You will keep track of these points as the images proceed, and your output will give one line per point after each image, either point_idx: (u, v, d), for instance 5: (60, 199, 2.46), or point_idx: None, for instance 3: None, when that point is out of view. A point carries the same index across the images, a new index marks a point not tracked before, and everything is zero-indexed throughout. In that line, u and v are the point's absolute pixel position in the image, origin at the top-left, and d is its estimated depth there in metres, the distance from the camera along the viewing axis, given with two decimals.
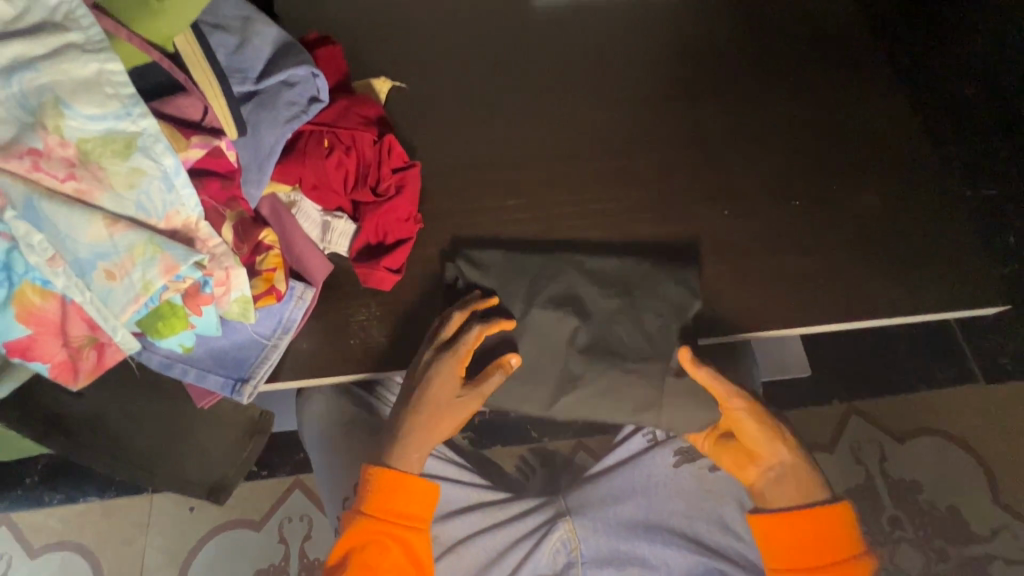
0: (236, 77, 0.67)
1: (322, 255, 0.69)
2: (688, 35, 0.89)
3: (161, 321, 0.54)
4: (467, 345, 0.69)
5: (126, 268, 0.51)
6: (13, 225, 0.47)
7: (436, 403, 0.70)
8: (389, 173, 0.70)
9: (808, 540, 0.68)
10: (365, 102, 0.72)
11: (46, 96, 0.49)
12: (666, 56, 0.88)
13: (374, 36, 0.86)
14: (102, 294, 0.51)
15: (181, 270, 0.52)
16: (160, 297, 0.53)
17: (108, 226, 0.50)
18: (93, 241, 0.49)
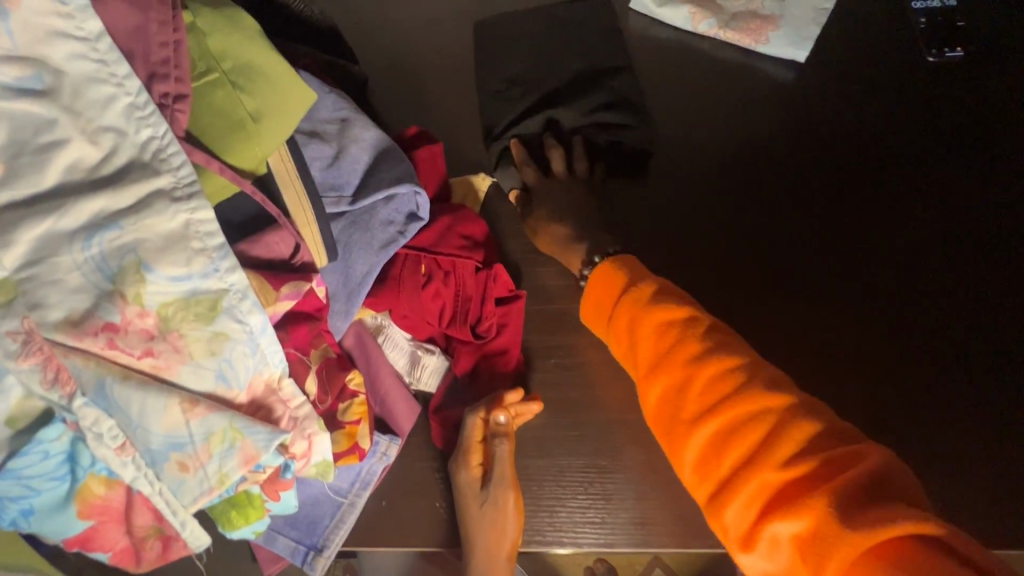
0: (330, 196, 0.58)
1: (408, 398, 0.61)
2: (851, 128, 0.72)
3: (235, 509, 0.47)
4: (472, 436, 0.54)
5: (201, 459, 0.43)
6: (81, 413, 0.40)
7: (471, 517, 0.53)
8: (492, 308, 0.60)
9: (715, 440, 0.48)
10: (468, 218, 0.63)
11: (127, 259, 0.42)
12: (825, 153, 0.71)
13: (472, 127, 0.77)
14: (172, 485, 0.43)
15: (261, 458, 0.45)
16: (236, 487, 0.45)
17: (185, 411, 0.42)
18: (169, 430, 0.42)
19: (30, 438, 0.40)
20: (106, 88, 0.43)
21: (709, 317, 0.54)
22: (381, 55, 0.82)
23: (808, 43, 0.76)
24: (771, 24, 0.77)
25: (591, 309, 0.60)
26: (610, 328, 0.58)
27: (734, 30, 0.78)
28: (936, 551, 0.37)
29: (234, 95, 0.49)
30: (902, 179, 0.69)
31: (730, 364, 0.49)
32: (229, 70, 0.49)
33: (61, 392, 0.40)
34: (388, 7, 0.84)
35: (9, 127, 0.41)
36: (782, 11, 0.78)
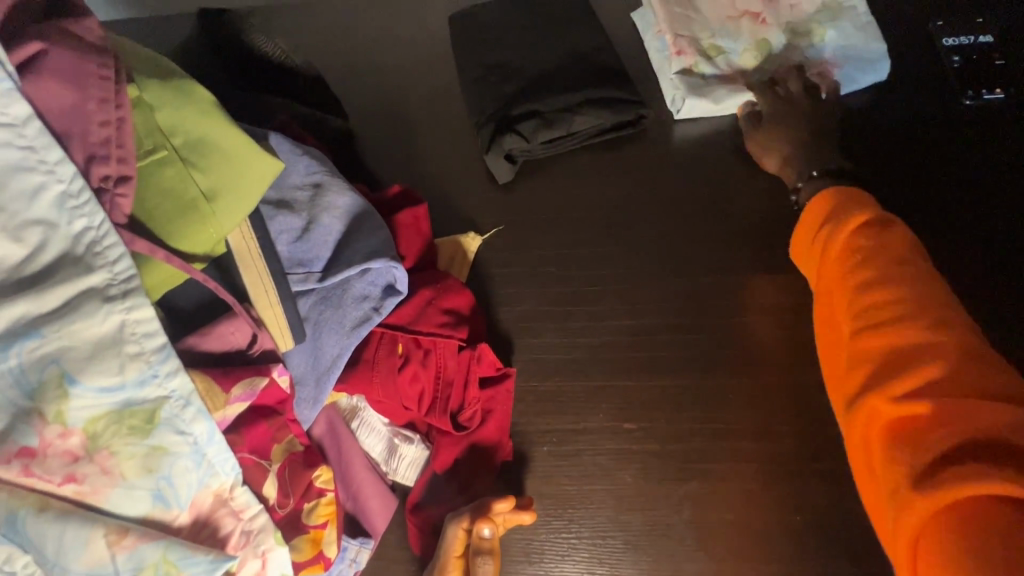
0: (297, 272, 0.53)
1: (384, 492, 0.55)
2: (874, 181, 0.68)
3: None
4: (453, 552, 0.48)
5: None
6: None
7: None
8: (476, 393, 0.55)
9: (849, 370, 0.48)
10: (451, 291, 0.57)
11: (49, 371, 0.37)
12: None
13: (464, 180, 0.72)
14: None
15: None
16: None
17: (111, 544, 0.37)
18: (90, 568, 0.37)
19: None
20: (35, 177, 0.39)
21: (907, 252, 0.49)
22: (371, 102, 0.78)
23: (887, 64, 0.72)
24: (834, 67, 0.72)
25: (800, 236, 0.58)
26: (808, 255, 0.57)
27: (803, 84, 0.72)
28: (1015, 518, 0.35)
29: (186, 173, 0.45)
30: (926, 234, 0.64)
31: (889, 299, 0.47)
32: (181, 145, 0.45)
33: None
34: (378, 52, 0.81)
35: None
36: (829, 53, 0.73)
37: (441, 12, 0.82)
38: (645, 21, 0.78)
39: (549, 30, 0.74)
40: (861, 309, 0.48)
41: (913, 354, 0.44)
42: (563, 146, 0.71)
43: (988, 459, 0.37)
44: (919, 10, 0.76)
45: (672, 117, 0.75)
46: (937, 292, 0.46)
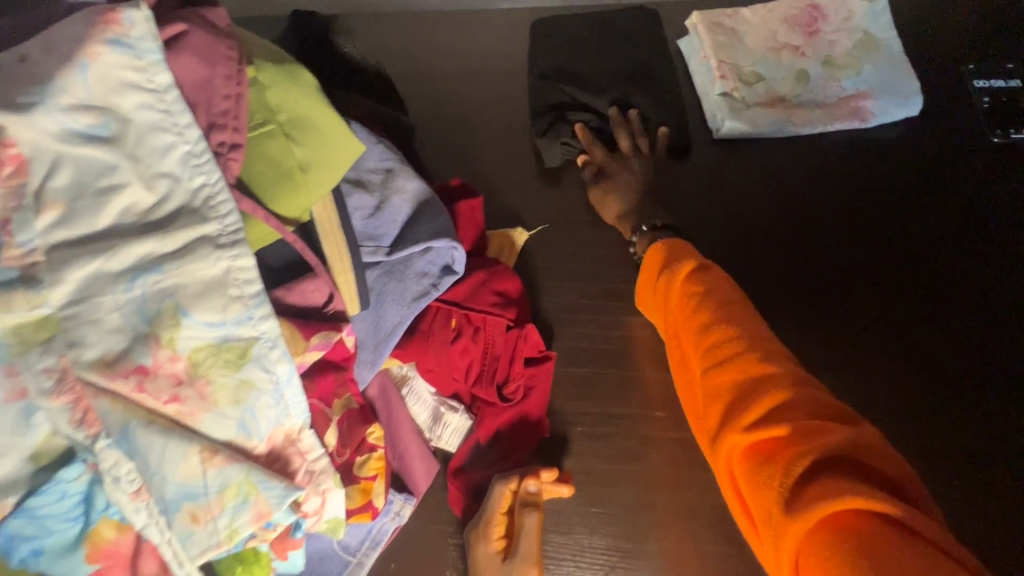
0: (368, 245, 0.59)
1: (427, 456, 0.59)
2: (895, 209, 0.74)
3: (240, 565, 0.45)
4: (500, 507, 0.52)
5: (213, 512, 0.42)
6: (102, 455, 0.40)
7: None
8: (521, 369, 0.59)
9: (706, 406, 0.50)
10: (503, 275, 0.62)
11: (166, 303, 0.43)
12: (866, 235, 0.73)
13: (516, 183, 0.79)
14: (181, 535, 0.42)
15: (273, 515, 0.44)
16: (245, 544, 0.44)
17: (203, 460, 0.42)
18: (184, 479, 0.42)
19: (47, 476, 0.40)
20: (167, 136, 0.45)
21: (732, 293, 0.54)
22: (433, 107, 0.85)
23: (920, 99, 0.77)
24: (867, 98, 0.77)
25: (641, 286, 0.63)
26: (652, 304, 0.62)
27: (838, 116, 0.77)
28: (880, 528, 0.37)
29: (287, 146, 0.51)
30: (940, 262, 0.71)
31: (721, 333, 0.51)
32: (285, 121, 0.51)
33: (86, 432, 0.40)
34: (443, 63, 0.88)
35: (73, 169, 0.42)
36: (862, 85, 0.78)
37: (503, 34, 0.90)
38: (691, 48, 0.84)
39: (610, 64, 0.83)
40: (701, 342, 0.51)
41: (751, 383, 0.47)
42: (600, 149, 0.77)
43: (850, 476, 0.40)
44: (949, 55, 0.82)
45: (712, 135, 0.80)
46: (767, 337, 0.50)
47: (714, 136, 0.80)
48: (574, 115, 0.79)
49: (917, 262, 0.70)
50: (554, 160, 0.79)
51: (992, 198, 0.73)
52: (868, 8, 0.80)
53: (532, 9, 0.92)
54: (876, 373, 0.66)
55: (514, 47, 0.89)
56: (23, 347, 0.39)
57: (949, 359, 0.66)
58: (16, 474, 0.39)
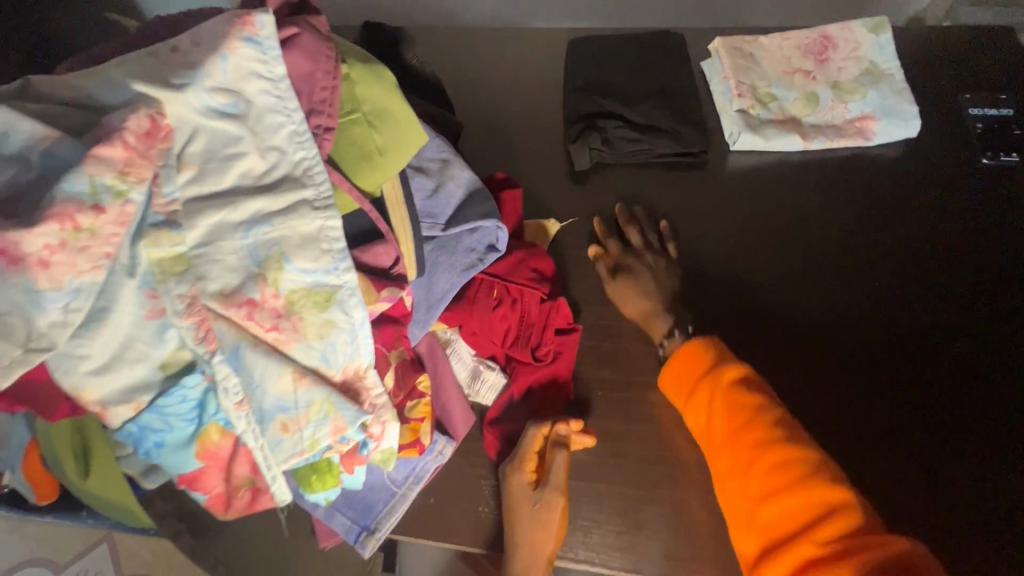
0: (426, 221, 0.68)
1: (467, 408, 0.67)
2: (890, 219, 0.82)
3: (316, 474, 0.54)
4: (532, 446, 0.60)
5: (300, 423, 0.52)
6: (217, 368, 0.49)
7: (518, 515, 0.60)
8: (552, 336, 0.68)
9: (772, 498, 0.53)
10: (539, 255, 0.71)
11: (272, 250, 0.52)
12: (863, 241, 0.81)
13: (550, 180, 0.89)
14: (272, 442, 0.52)
15: (347, 431, 0.53)
16: (322, 453, 0.54)
17: (295, 380, 0.51)
18: (280, 394, 0.51)
19: (173, 382, 0.49)
20: (278, 117, 0.55)
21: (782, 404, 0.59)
22: (478, 110, 0.96)
23: (919, 121, 0.85)
24: (872, 119, 0.85)
25: (672, 380, 0.65)
26: (686, 400, 0.64)
27: (843, 135, 0.86)
28: None
29: (369, 131, 0.61)
30: (928, 266, 0.79)
31: (788, 445, 0.55)
32: (368, 111, 0.61)
33: (206, 348, 0.49)
34: (489, 75, 0.99)
35: (207, 138, 0.52)
36: (868, 106, 0.86)
37: (543, 51, 1.01)
38: (712, 70, 0.93)
39: (638, 81, 0.93)
40: (767, 444, 0.55)
41: (818, 494, 0.51)
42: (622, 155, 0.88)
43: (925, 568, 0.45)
44: (947, 84, 0.90)
45: (729, 147, 0.89)
46: (799, 428, 0.57)
47: (729, 148, 0.89)
48: (603, 125, 0.88)
49: (912, 269, 0.78)
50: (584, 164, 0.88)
51: (982, 213, 0.81)
52: (873, 40, 0.89)
53: (570, 30, 1.03)
54: (866, 362, 0.74)
55: (553, 64, 1.00)
56: (163, 275, 0.48)
57: (933, 352, 0.74)
58: (149, 378, 0.48)
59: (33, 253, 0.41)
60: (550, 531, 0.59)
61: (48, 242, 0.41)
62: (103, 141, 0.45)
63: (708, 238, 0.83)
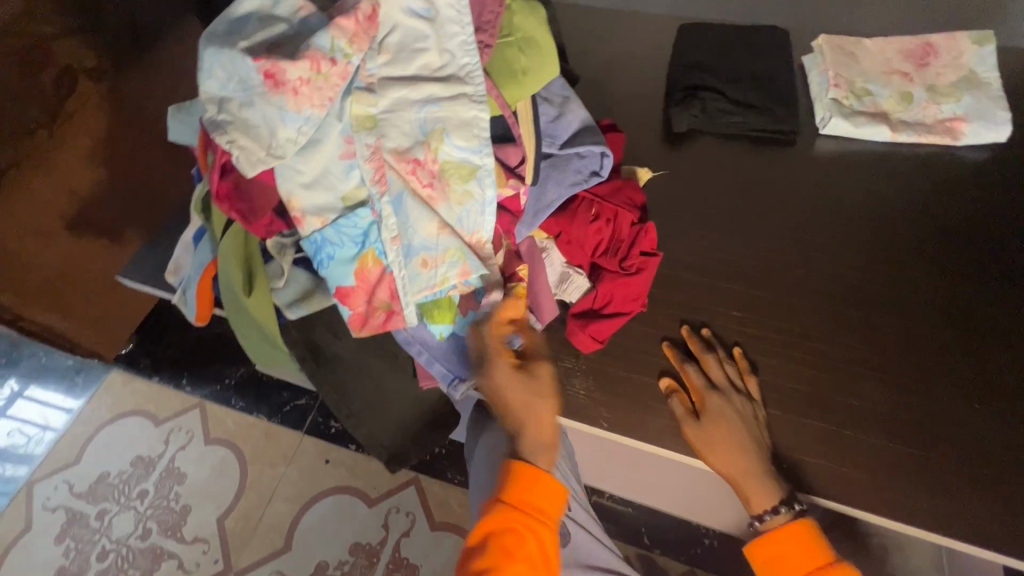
0: (546, 140, 0.81)
1: (553, 301, 0.79)
2: (967, 212, 0.87)
3: (438, 309, 0.69)
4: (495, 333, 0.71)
5: (437, 262, 0.65)
6: (383, 207, 0.63)
7: (517, 403, 0.70)
8: (637, 253, 0.78)
9: None
10: (634, 188, 0.82)
11: (436, 126, 0.65)
12: (937, 226, 0.86)
13: (647, 138, 1.00)
14: (411, 274, 0.65)
15: (470, 277, 0.66)
16: (446, 292, 0.68)
17: (438, 229, 0.65)
18: (425, 237, 0.65)
19: (350, 212, 0.64)
20: (455, 27, 0.66)
21: None
22: (589, 74, 1.08)
23: (1010, 127, 0.90)
24: (962, 120, 0.91)
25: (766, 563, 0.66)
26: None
27: (933, 133, 0.92)
28: None
29: (517, 53, 0.74)
30: (998, 257, 0.83)
31: None
32: (520, 38, 0.74)
33: (378, 189, 0.63)
34: (604, 46, 1.11)
35: (402, 33, 0.65)
36: (960, 109, 0.92)
37: (655, 32, 1.13)
38: (812, 62, 1.01)
39: (742, 64, 1.02)
40: None
41: None
42: (715, 128, 0.98)
43: None
44: None
45: (818, 131, 0.96)
46: None
47: (818, 132, 0.97)
48: (703, 99, 0.98)
49: (985, 259, 0.83)
50: (680, 128, 0.98)
51: None
52: (975, 51, 0.94)
53: (682, 17, 1.14)
54: (926, 328, 0.79)
55: (663, 42, 1.11)
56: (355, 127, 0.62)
57: (993, 332, 0.78)
58: (336, 203, 0.64)
59: (291, 81, 0.56)
60: (546, 406, 0.71)
61: (301, 75, 0.56)
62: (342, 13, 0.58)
63: (788, 206, 0.91)
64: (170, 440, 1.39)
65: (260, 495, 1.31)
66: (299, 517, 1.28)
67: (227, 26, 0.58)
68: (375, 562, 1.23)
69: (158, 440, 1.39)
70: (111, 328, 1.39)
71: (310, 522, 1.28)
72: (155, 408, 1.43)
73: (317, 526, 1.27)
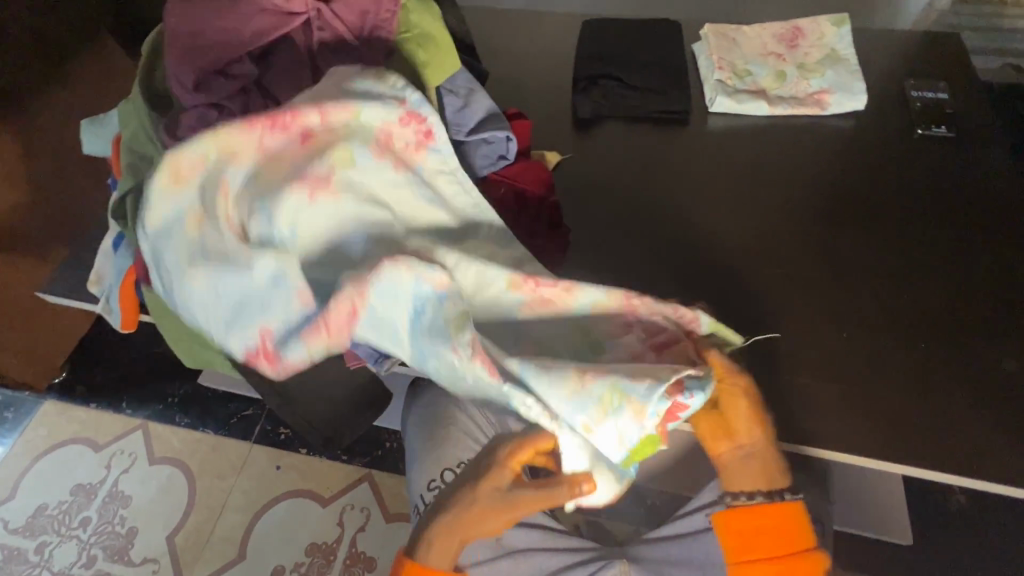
0: (453, 128, 0.84)
1: None
2: (839, 172, 0.98)
3: (640, 450, 0.67)
4: (509, 456, 0.71)
5: (637, 404, 0.61)
6: (547, 397, 0.62)
7: (468, 504, 0.72)
8: (543, 228, 0.87)
9: None
10: (541, 167, 0.89)
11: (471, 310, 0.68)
12: (811, 184, 0.97)
13: (555, 125, 1.07)
14: (619, 420, 0.62)
15: (687, 386, 0.64)
16: (659, 407, 0.62)
17: (579, 379, 0.62)
18: (574, 392, 0.61)
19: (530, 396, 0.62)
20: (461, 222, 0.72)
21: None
22: (500, 70, 1.15)
23: (865, 97, 1.02)
24: (827, 93, 1.03)
25: (737, 526, 0.71)
26: (739, 534, 0.71)
27: (804, 105, 1.03)
28: None
29: (416, 48, 0.79)
30: (864, 209, 0.94)
31: None
32: (418, 33, 0.80)
33: (536, 377, 0.62)
34: (515, 44, 1.19)
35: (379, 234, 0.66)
36: (825, 83, 1.04)
37: (561, 29, 1.21)
38: (699, 49, 1.11)
39: (637, 52, 1.10)
40: None
41: None
42: (616, 111, 1.06)
43: None
44: (895, 76, 1.09)
45: (707, 109, 1.06)
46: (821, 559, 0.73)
47: (708, 109, 1.06)
48: (603, 87, 1.07)
49: (853, 212, 0.94)
50: (585, 114, 1.06)
51: (916, 171, 0.98)
52: (835, 32, 1.07)
53: (584, 15, 1.23)
54: (805, 277, 0.88)
55: (567, 38, 1.19)
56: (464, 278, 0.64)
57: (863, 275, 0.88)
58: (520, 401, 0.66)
59: (296, 360, 0.60)
60: (492, 523, 0.72)
61: (321, 344, 0.60)
62: (311, 325, 0.59)
63: (688, 177, 0.99)
64: (112, 464, 1.36)
65: (210, 508, 1.30)
66: (252, 525, 1.28)
67: (197, 291, 0.61)
68: (332, 560, 1.24)
69: (100, 465, 1.35)
70: (36, 356, 1.33)
71: (265, 529, 1.27)
72: (94, 433, 1.39)
73: (272, 532, 1.27)
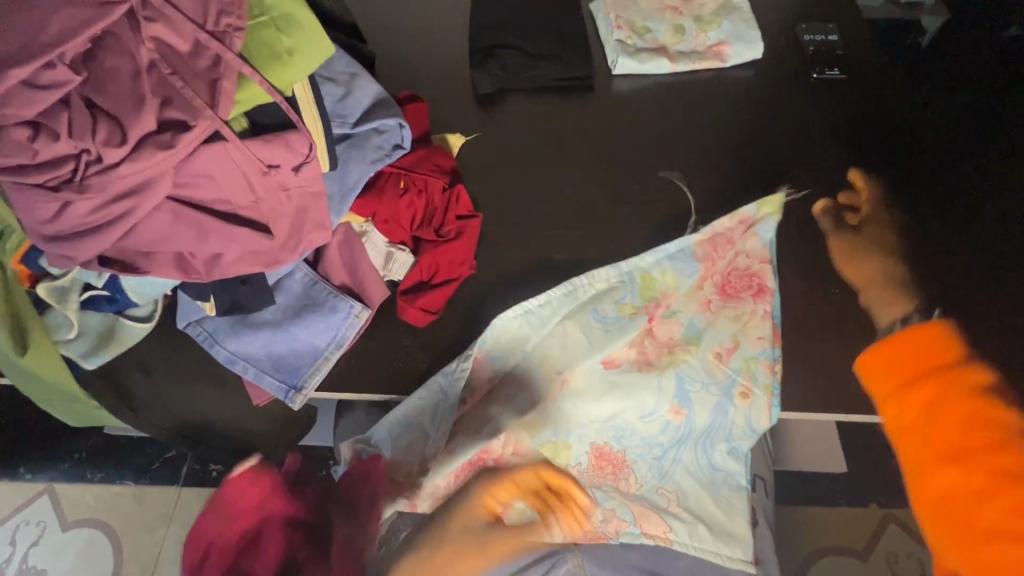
0: (337, 121, 0.77)
1: (381, 283, 0.78)
2: (745, 125, 0.98)
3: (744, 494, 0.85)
4: None
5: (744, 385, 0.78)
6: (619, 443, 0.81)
7: None
8: (453, 218, 0.80)
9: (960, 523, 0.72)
10: (441, 154, 0.83)
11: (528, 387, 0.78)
12: (720, 140, 0.96)
13: (456, 104, 0.99)
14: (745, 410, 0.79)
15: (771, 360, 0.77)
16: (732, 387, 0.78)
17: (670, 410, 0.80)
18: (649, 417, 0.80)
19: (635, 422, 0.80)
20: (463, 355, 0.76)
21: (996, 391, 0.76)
22: (390, 48, 1.05)
23: (762, 45, 1.02)
24: (726, 44, 1.02)
25: (951, 381, 0.76)
26: (921, 404, 0.75)
27: (705, 59, 1.01)
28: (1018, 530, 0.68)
29: (276, 34, 0.69)
30: (771, 161, 0.95)
31: (995, 445, 0.71)
32: (276, 16, 0.70)
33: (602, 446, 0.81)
34: (402, 19, 1.09)
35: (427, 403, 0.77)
36: (723, 34, 1.02)
37: None
38: (596, 7, 1.06)
39: (533, 16, 1.04)
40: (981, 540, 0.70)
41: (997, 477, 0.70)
42: (518, 84, 1.00)
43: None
44: (789, 21, 1.09)
45: (611, 72, 1.02)
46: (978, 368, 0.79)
47: (612, 72, 1.02)
48: (501, 57, 1.00)
49: (761, 165, 0.94)
50: (486, 89, 0.99)
51: (816, 117, 0.99)
52: None
53: None
54: None
55: (458, 6, 1.10)
56: (631, 318, 0.78)
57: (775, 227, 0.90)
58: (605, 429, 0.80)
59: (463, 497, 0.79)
60: None
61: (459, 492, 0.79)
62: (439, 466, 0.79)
63: (602, 146, 0.96)
64: (19, 538, 1.21)
65: (144, 564, 1.19)
66: None
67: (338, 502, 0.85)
68: None
69: (3, 543, 1.20)
70: None
71: None
72: None
73: None
